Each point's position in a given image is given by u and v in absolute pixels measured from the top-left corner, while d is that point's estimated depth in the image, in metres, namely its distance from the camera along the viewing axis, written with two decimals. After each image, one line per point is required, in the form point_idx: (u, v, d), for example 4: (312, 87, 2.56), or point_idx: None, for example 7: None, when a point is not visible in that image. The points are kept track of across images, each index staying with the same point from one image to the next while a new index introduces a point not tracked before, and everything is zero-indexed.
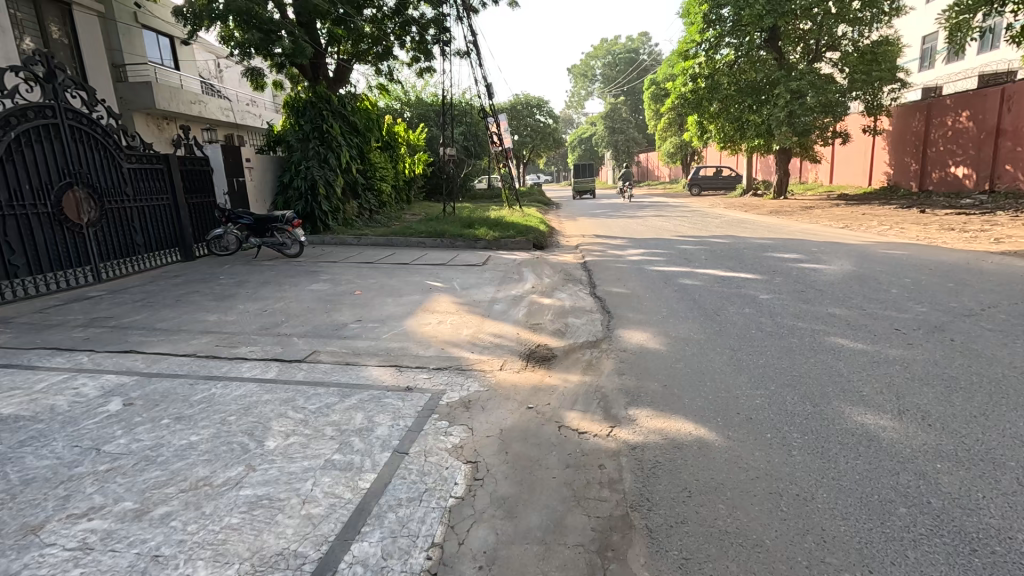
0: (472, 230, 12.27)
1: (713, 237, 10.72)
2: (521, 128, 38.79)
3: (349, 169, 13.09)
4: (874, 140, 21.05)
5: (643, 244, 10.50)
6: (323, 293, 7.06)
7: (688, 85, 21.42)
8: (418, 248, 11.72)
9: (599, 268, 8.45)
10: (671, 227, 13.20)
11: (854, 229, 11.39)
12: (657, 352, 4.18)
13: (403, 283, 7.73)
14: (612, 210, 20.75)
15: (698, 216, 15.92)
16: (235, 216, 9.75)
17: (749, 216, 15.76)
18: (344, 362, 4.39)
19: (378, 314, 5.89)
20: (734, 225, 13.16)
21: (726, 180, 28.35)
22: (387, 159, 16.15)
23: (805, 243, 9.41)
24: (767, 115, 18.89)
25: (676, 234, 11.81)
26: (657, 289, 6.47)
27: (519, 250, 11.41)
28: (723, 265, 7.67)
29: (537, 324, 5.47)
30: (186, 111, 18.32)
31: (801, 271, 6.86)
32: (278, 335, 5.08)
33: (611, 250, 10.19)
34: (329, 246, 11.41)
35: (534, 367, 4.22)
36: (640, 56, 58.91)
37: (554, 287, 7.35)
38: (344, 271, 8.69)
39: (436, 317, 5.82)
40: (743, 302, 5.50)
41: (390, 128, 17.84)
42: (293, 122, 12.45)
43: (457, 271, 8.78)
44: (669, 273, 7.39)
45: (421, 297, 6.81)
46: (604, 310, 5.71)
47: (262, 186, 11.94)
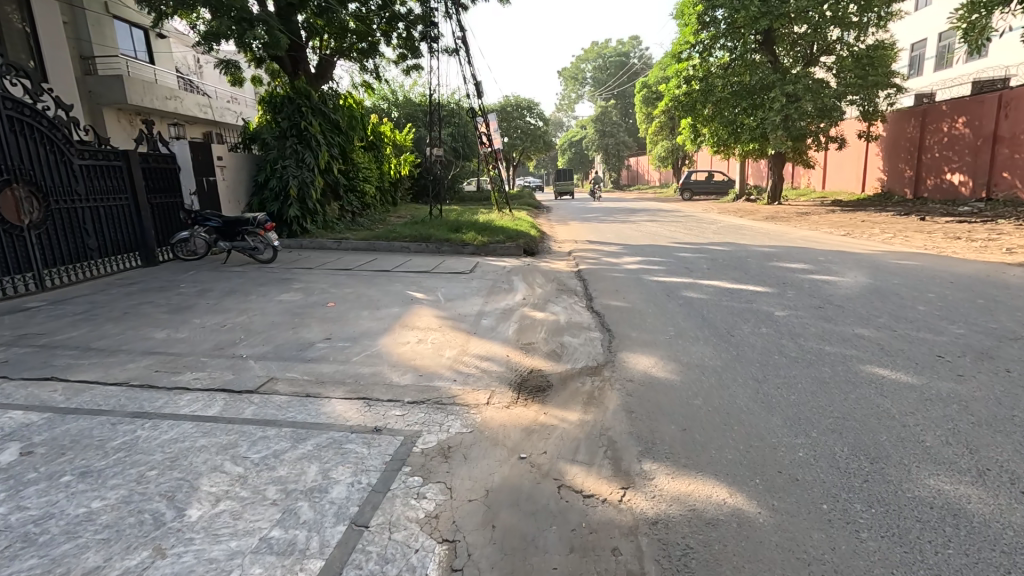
0: (459, 234, 11.66)
1: (712, 244, 10.22)
2: (511, 130, 38.28)
3: (329, 169, 12.42)
4: (868, 146, 20.82)
5: (638, 251, 9.96)
6: (292, 305, 6.39)
7: (681, 87, 21.07)
8: (402, 253, 11.08)
9: (594, 277, 7.89)
10: (666, 233, 12.71)
11: (857, 236, 10.96)
12: (669, 383, 3.61)
13: (381, 293, 7.08)
14: (603, 214, 20.25)
15: (692, 221, 15.47)
16: (202, 218, 9.04)
17: (745, 222, 15.34)
18: (303, 392, 3.74)
19: (351, 330, 5.25)
20: (731, 232, 12.71)
21: (718, 184, 28.05)
22: (372, 160, 15.50)
23: (810, 251, 8.93)
24: (762, 119, 18.55)
25: (672, 240, 11.32)
26: (661, 302, 5.90)
27: (509, 256, 10.82)
28: (728, 276, 7.15)
29: (529, 343, 4.87)
30: (160, 107, 17.49)
31: (813, 284, 6.36)
32: (231, 357, 4.41)
33: (606, 257, 9.64)
34: (306, 251, 10.72)
35: (527, 400, 3.62)
36: (631, 60, 58.90)
37: (547, 299, 6.77)
38: (319, 278, 8.02)
39: (416, 334, 5.20)
40: (757, 321, 4.95)
41: (375, 127, 17.17)
42: (269, 119, 11.75)
43: (441, 279, 8.14)
44: (671, 284, 6.85)
45: (401, 310, 6.17)
46: (603, 327, 5.14)
47: (235, 186, 11.22)
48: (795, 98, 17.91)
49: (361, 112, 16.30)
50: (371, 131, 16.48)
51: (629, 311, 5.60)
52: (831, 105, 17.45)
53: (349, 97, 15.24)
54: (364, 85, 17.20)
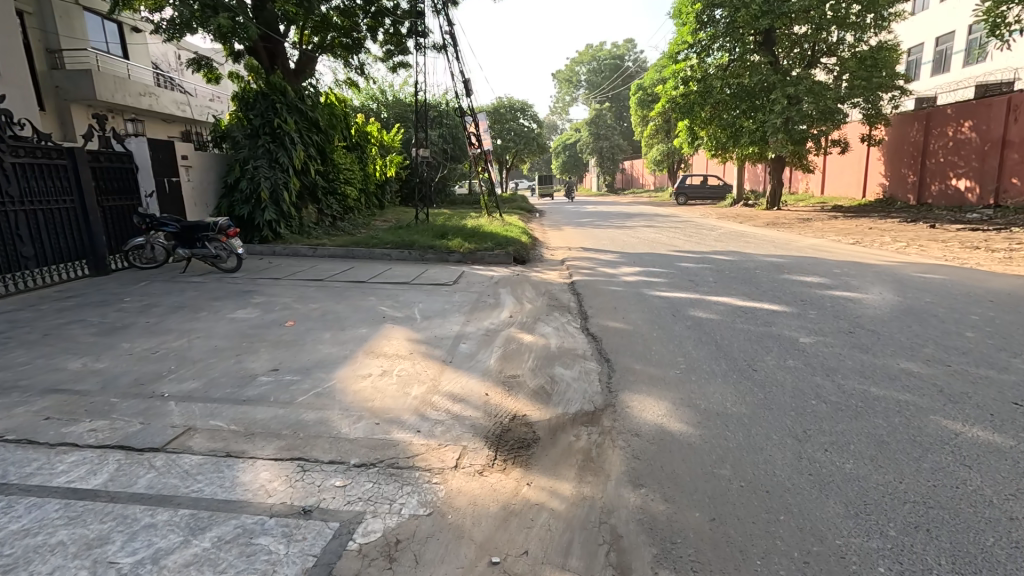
0: (445, 241, 10.90)
1: (716, 253, 9.52)
2: (504, 132, 37.61)
3: (306, 170, 11.63)
4: (869, 151, 20.28)
5: (637, 261, 9.23)
6: (245, 324, 5.60)
7: (678, 89, 20.40)
8: (382, 261, 10.30)
9: (590, 290, 7.15)
10: (665, 240, 12.04)
11: (868, 245, 10.30)
12: (685, 441, 2.87)
13: (351, 309, 6.31)
14: (599, 218, 19.55)
15: (691, 227, 14.80)
16: (158, 222, 8.24)
17: (745, 228, 14.70)
18: (224, 449, 2.97)
19: (305, 358, 4.48)
20: (733, 239, 12.03)
21: (715, 189, 27.47)
22: (355, 161, 14.72)
23: (824, 262, 8.24)
24: (762, 121, 17.92)
25: (672, 248, 10.61)
26: (665, 323, 5.18)
27: (497, 265, 10.07)
28: (738, 291, 6.43)
29: (513, 377, 4.12)
30: (133, 104, 16.61)
31: (837, 302, 5.65)
32: (148, 399, 3.60)
33: (603, 267, 8.91)
34: (277, 259, 9.92)
35: (506, 461, 2.86)
36: (626, 62, 58.64)
37: (536, 316, 6.02)
38: (284, 291, 7.22)
39: (381, 363, 4.43)
40: (782, 349, 4.22)
41: (359, 127, 16.38)
42: (240, 116, 10.93)
43: (420, 292, 7.36)
44: (675, 300, 6.12)
45: (369, 331, 5.40)
46: (600, 355, 4.40)
47: (202, 187, 10.42)
48: (796, 100, 17.31)
49: (344, 110, 15.52)
50: (354, 131, 15.70)
51: (630, 334, 4.86)
52: (833, 107, 16.87)
53: (330, 95, 14.47)
54: (348, 83, 16.42)
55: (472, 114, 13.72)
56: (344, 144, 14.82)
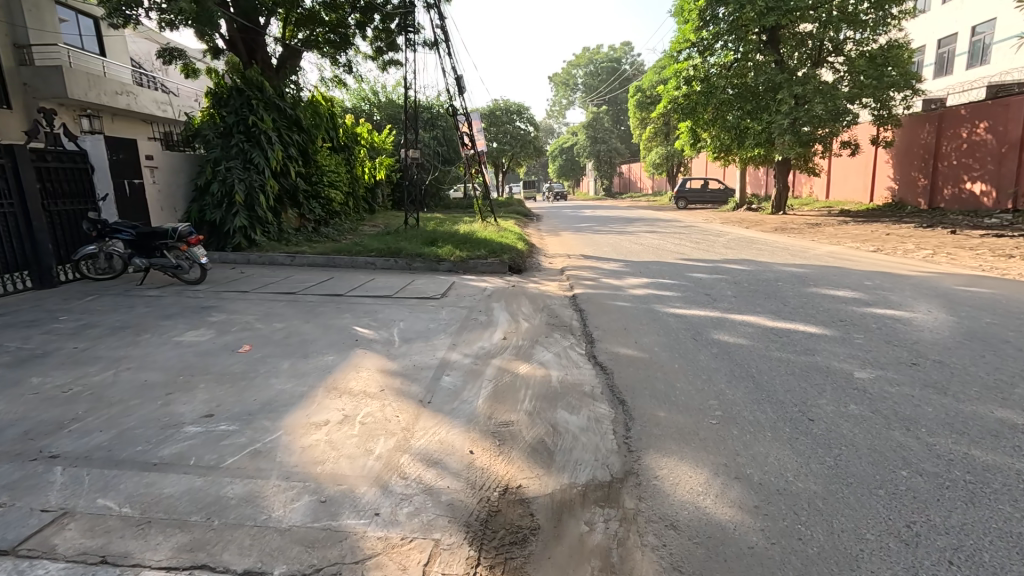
0: (435, 248, 10.09)
1: (729, 262, 8.75)
2: (500, 135, 36.86)
3: (286, 172, 10.84)
4: (876, 153, 19.63)
5: (644, 270, 8.45)
6: (191, 349, 4.77)
7: (680, 89, 19.65)
8: (366, 270, 9.48)
9: (594, 306, 6.34)
10: (669, 247, 11.26)
11: (891, 253, 9.56)
12: (744, 541, 2.06)
13: (320, 331, 5.47)
14: (598, 224, 18.80)
15: (696, 233, 14.04)
16: (112, 229, 7.41)
17: (754, 233, 13.95)
18: (101, 551, 2.14)
19: (251, 398, 3.65)
20: (743, 245, 11.26)
21: (717, 193, 26.76)
22: (341, 163, 13.93)
23: (850, 273, 7.47)
24: (768, 122, 17.16)
25: (680, 256, 9.84)
26: (687, 349, 4.38)
27: (491, 274, 9.26)
28: (765, 308, 5.63)
29: (506, 426, 3.30)
30: (110, 103, 15.73)
31: (883, 323, 4.86)
32: (29, 464, 2.77)
33: (607, 277, 8.12)
34: (250, 268, 9.08)
35: (493, 571, 2.05)
36: (623, 66, 58.15)
37: (534, 338, 5.22)
38: (249, 307, 6.39)
39: (343, 404, 3.60)
40: (837, 388, 3.42)
41: (346, 128, 15.59)
42: (213, 113, 10.12)
43: (403, 308, 6.53)
44: (693, 319, 5.33)
45: (336, 359, 4.57)
46: (612, 395, 3.59)
47: (169, 190, 9.60)
48: (804, 101, 16.59)
49: (330, 110, 14.73)
50: (341, 132, 14.93)
51: (646, 365, 4.06)
52: (842, 107, 16.17)
53: (315, 94, 13.68)
54: (335, 81, 15.62)
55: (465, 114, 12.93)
56: (330, 145, 14.03)
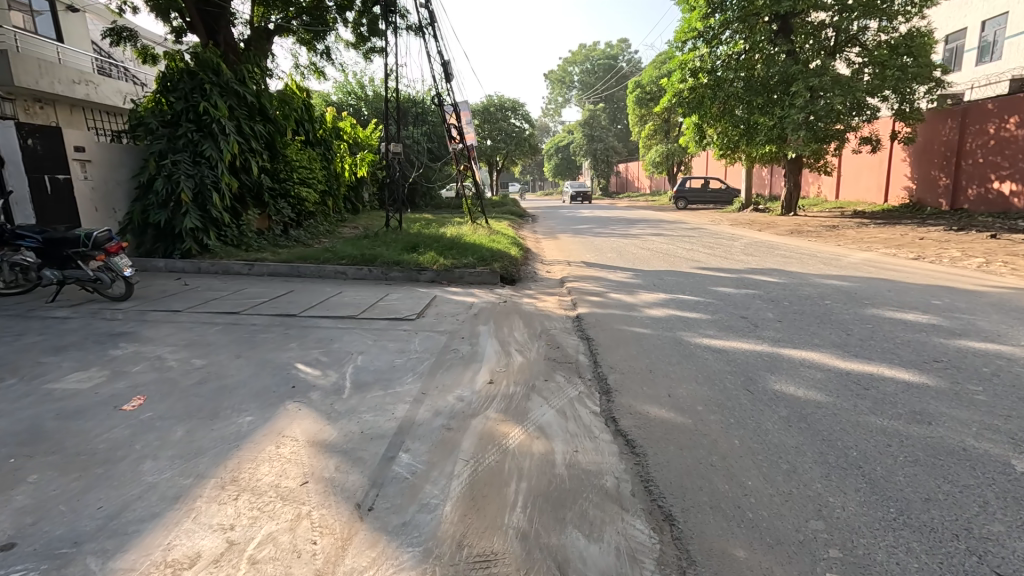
0: (416, 254, 8.82)
1: (756, 272, 7.57)
2: (494, 132, 35.65)
3: (247, 167, 9.55)
4: (891, 152, 18.56)
5: (657, 283, 7.20)
6: (61, 402, 3.50)
7: (686, 82, 18.40)
8: (335, 280, 8.20)
9: (605, 331, 5.08)
10: (680, 253, 10.04)
11: (937, 261, 8.39)
12: None
13: (249, 370, 4.20)
14: (597, 225, 17.62)
15: (706, 236, 12.86)
16: (16, 234, 6.12)
17: (768, 237, 12.80)
18: None
19: (93, 508, 2.38)
20: (763, 251, 10.06)
21: (720, 193, 25.56)
22: (317, 158, 12.62)
23: (907, 288, 6.27)
24: (780, 116, 15.99)
25: (694, 264, 8.60)
26: (745, 412, 3.10)
27: (480, 286, 8.01)
28: (824, 339, 4.40)
29: (485, 566, 2.04)
30: (67, 93, 14.29)
31: (998, 366, 3.62)
32: None
33: (615, 292, 6.86)
34: (199, 280, 7.78)
35: None
36: (619, 63, 56.91)
37: (530, 383, 3.95)
38: (172, 334, 5.11)
39: (234, 517, 2.33)
40: (1008, 498, 2.18)
41: (324, 121, 14.27)
42: (159, 99, 8.80)
43: (366, 335, 5.25)
44: (738, 356, 4.08)
45: (254, 421, 3.29)
46: (650, 504, 2.33)
47: (106, 188, 8.32)
48: (820, 93, 15.38)
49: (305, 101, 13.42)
50: (318, 125, 13.63)
51: (695, 441, 2.79)
52: (862, 100, 15.00)
53: (287, 82, 12.39)
54: (312, 70, 14.30)
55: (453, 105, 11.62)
56: (304, 139, 12.72)
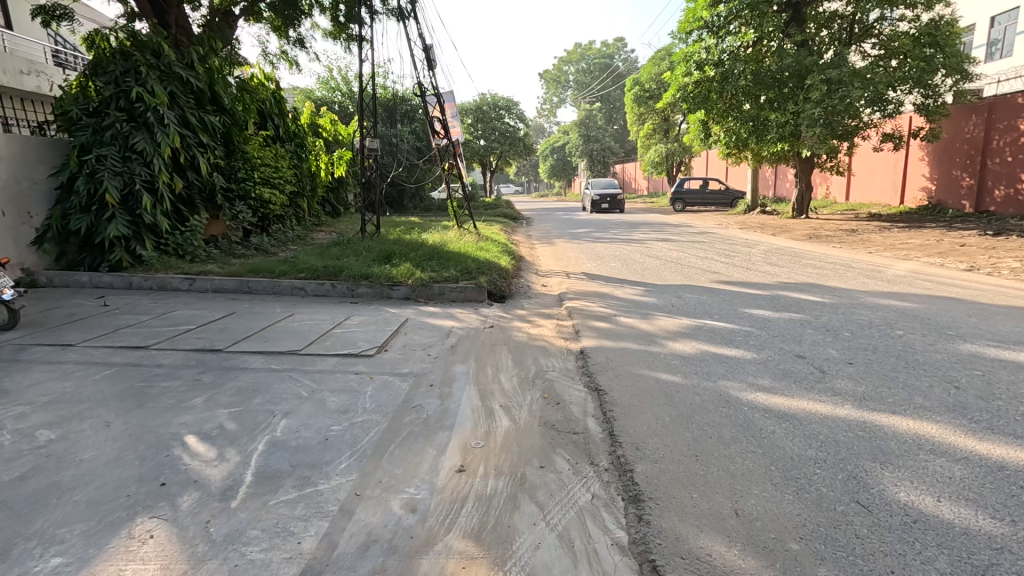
0: (389, 265, 7.55)
1: (792, 289, 6.36)
2: (488, 131, 34.44)
3: (195, 164, 8.27)
4: (908, 150, 17.45)
5: (675, 304, 5.94)
6: None
7: (691, 75, 17.12)
8: (290, 298, 6.91)
9: (620, 377, 3.83)
10: (692, 263, 8.82)
11: (996, 273, 7.21)
12: None
13: (114, 447, 2.92)
14: (597, 228, 16.41)
15: (717, 242, 11.66)
16: None
17: (786, 242, 11.64)
18: None
19: None
20: (787, 260, 8.86)
21: (727, 193, 24.12)
22: (287, 154, 11.33)
23: (989, 311, 5.06)
24: (794, 112, 14.82)
25: (714, 278, 7.37)
26: (878, 563, 1.85)
27: (462, 305, 6.75)
28: (929, 397, 3.16)
29: None
30: (14, 83, 12.89)
31: None
32: None
33: (626, 314, 5.60)
34: (124, 298, 6.47)
35: None
36: (616, 62, 55.85)
37: (517, 472, 2.70)
38: (40, 382, 3.81)
39: None
40: None
41: (297, 115, 12.96)
42: (84, 84, 7.50)
43: (303, 382, 3.97)
44: (818, 428, 2.83)
45: (62, 569, 2.00)
46: None
47: (19, 188, 6.96)
48: (838, 86, 14.16)
49: (274, 92, 12.12)
50: (289, 119, 12.32)
51: None
52: (884, 93, 13.82)
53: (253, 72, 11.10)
54: (284, 60, 12.90)
55: (436, 96, 10.26)
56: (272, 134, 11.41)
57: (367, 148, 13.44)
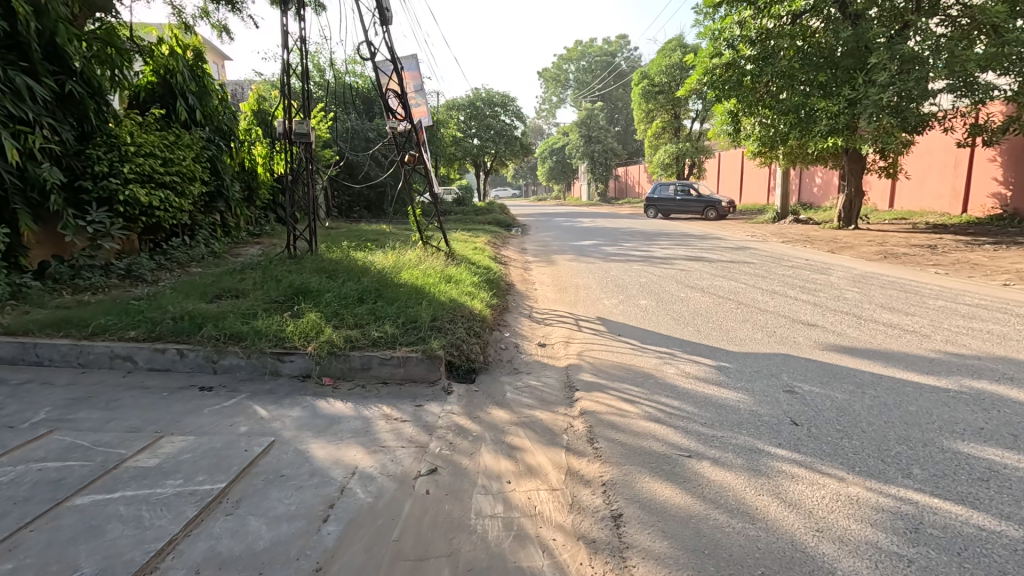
0: (288, 315, 4.60)
1: (997, 379, 3.48)
2: (482, 128, 31.54)
3: (0, 149, 5.33)
4: (976, 149, 14.70)
5: (799, 420, 3.01)
6: None
7: (720, 56, 14.35)
8: (101, 377, 3.97)
9: None
10: (761, 304, 5.93)
11: None
12: None
13: None
14: (606, 239, 13.55)
15: (772, 264, 8.80)
16: None
17: (862, 264, 8.83)
18: None
19: None
20: (902, 298, 6.01)
21: (699, 197, 21.51)
22: (196, 142, 8.43)
23: None
24: (853, 98, 11.97)
25: (820, 340, 4.49)
26: None
27: (396, 396, 3.83)
28: None
29: None
30: None
31: None
32: None
33: (708, 456, 2.69)
34: None
35: None
36: (618, 60, 53.13)
37: None
38: None
39: None
40: None
41: (225, 96, 10.06)
42: None
43: None
44: None
45: None
46: None
47: None
48: (913, 65, 11.32)
49: (189, 64, 9.23)
50: (208, 98, 9.39)
51: None
52: (975, 72, 10.91)
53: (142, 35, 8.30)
54: (208, 25, 9.98)
55: (389, 59, 7.28)
56: (110, 98, 7.40)
57: (298, 134, 8.45)
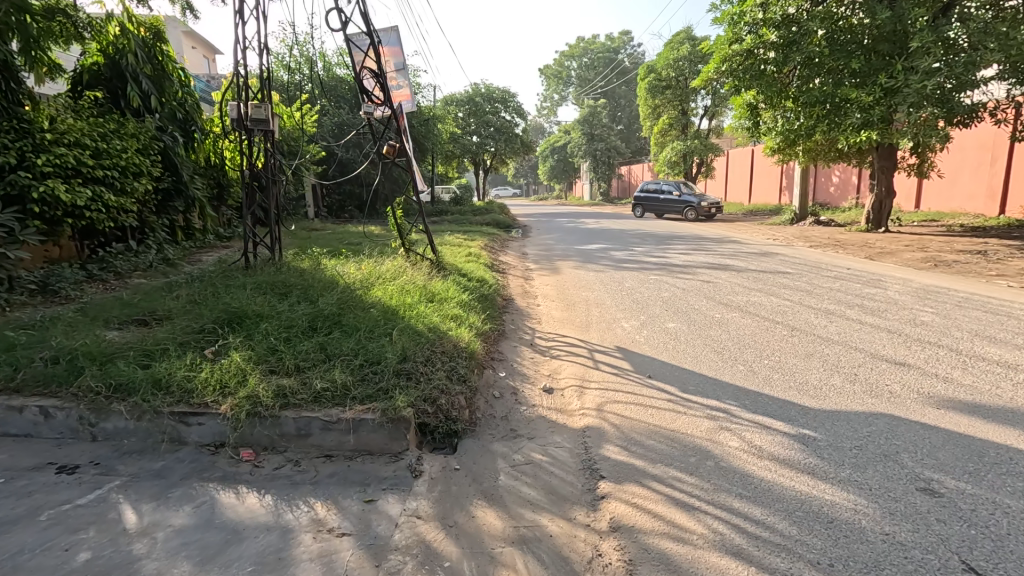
0: (205, 355, 3.42)
1: None
2: (480, 125, 30.35)
3: None
4: (1017, 144, 13.51)
5: (978, 564, 1.84)
6: None
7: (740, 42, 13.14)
8: None
9: None
10: (820, 329, 4.76)
11: None
12: None
13: None
14: (615, 243, 12.35)
15: (813, 274, 7.60)
16: None
17: (916, 274, 7.62)
18: None
19: None
20: (995, 323, 4.83)
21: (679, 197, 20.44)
22: (146, 132, 7.27)
23: None
24: (893, 86, 10.73)
25: (926, 391, 3.31)
26: None
27: (338, 483, 2.64)
28: None
29: None
30: None
31: None
32: None
33: None
34: None
35: None
36: (622, 56, 51.73)
37: None
38: None
39: None
40: None
41: (187, 82, 8.83)
42: None
43: None
44: None
45: None
46: None
47: None
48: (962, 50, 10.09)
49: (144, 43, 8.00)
50: (167, 83, 8.22)
51: None
52: None
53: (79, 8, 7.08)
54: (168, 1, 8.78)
55: (364, 32, 6.07)
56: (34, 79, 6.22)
57: (254, 120, 6.82)
